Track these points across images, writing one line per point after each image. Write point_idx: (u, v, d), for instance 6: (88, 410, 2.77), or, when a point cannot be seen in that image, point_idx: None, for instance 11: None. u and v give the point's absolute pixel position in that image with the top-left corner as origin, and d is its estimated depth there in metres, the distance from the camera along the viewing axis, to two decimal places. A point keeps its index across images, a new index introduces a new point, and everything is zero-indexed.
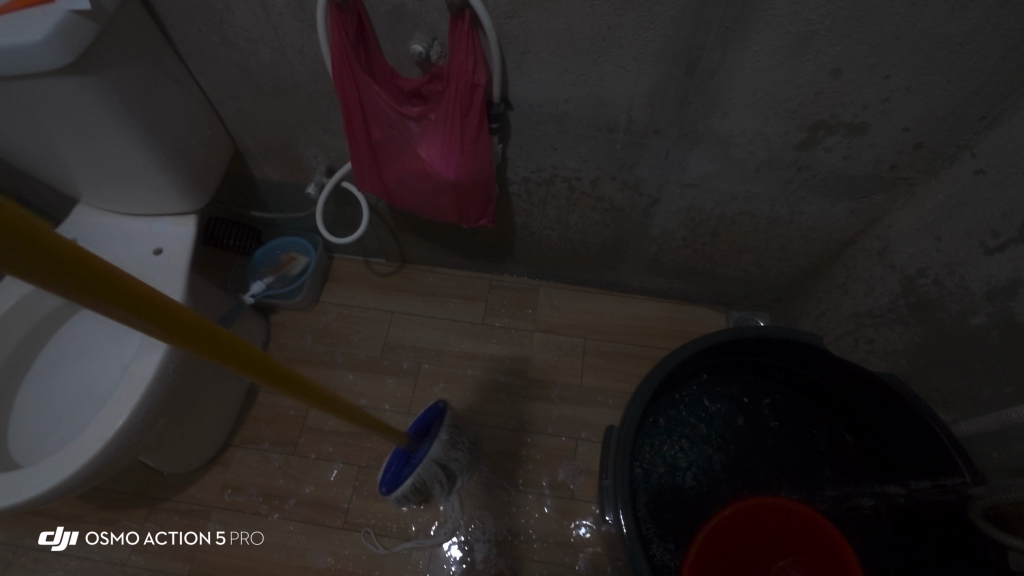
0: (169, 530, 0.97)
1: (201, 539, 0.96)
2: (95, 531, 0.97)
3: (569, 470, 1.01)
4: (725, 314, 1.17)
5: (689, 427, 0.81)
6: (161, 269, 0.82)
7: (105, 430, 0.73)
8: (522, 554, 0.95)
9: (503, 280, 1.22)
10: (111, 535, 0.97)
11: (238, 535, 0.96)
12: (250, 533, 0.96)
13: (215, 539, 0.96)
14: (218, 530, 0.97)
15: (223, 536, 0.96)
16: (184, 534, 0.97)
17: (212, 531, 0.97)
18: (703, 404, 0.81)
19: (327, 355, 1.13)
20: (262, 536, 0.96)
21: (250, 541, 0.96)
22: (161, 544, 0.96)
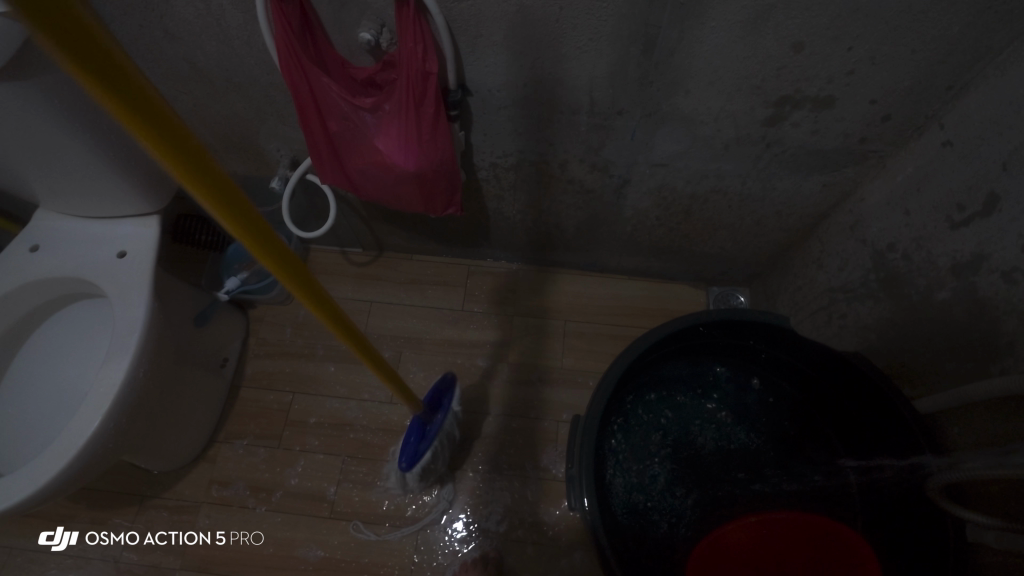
0: (169, 530, 0.98)
1: (200, 539, 0.98)
2: (95, 531, 0.98)
3: (553, 454, 1.03)
4: (705, 291, 1.16)
5: (667, 415, 0.82)
6: (126, 274, 0.82)
7: (77, 438, 0.73)
8: (507, 535, 0.97)
9: (482, 264, 1.20)
10: (110, 534, 0.98)
11: (238, 535, 0.98)
12: (249, 533, 0.98)
13: (215, 539, 0.97)
14: (218, 530, 0.98)
15: (224, 536, 0.98)
16: (184, 534, 0.98)
17: (212, 532, 0.98)
18: (678, 390, 0.83)
19: (308, 347, 1.13)
20: (262, 536, 0.97)
21: (250, 541, 0.97)
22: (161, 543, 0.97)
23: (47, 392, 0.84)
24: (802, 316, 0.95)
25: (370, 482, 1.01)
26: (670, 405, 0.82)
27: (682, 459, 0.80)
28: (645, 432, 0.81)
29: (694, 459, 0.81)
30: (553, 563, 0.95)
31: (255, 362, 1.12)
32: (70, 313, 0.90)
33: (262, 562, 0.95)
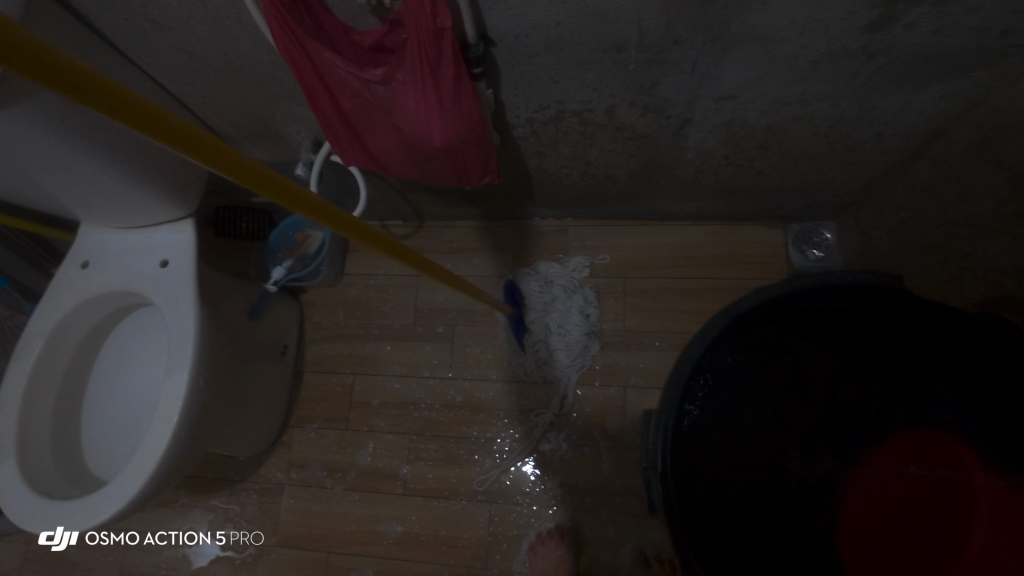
0: (167, 531, 1.06)
1: (201, 539, 1.05)
2: (94, 532, 1.08)
3: (621, 421, 0.98)
4: (783, 229, 1.03)
5: (734, 394, 0.72)
6: (171, 283, 0.81)
7: (153, 451, 0.74)
8: (581, 505, 0.95)
9: (529, 224, 1.11)
10: (110, 535, 1.08)
11: (237, 535, 1.04)
12: (249, 533, 1.04)
13: (211, 539, 1.05)
14: (218, 531, 1.05)
15: (222, 536, 1.04)
16: (183, 534, 1.06)
17: (211, 532, 1.05)
18: (744, 364, 0.72)
19: (362, 328, 1.12)
20: (261, 536, 1.03)
21: (250, 540, 1.03)
22: (161, 543, 1.06)
23: (125, 400, 0.87)
24: (909, 255, 0.80)
25: (438, 459, 1.02)
26: (735, 383, 0.72)
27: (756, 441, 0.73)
28: (715, 419, 0.71)
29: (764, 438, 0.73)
30: (630, 530, 0.93)
31: (313, 347, 1.13)
32: (130, 325, 0.91)
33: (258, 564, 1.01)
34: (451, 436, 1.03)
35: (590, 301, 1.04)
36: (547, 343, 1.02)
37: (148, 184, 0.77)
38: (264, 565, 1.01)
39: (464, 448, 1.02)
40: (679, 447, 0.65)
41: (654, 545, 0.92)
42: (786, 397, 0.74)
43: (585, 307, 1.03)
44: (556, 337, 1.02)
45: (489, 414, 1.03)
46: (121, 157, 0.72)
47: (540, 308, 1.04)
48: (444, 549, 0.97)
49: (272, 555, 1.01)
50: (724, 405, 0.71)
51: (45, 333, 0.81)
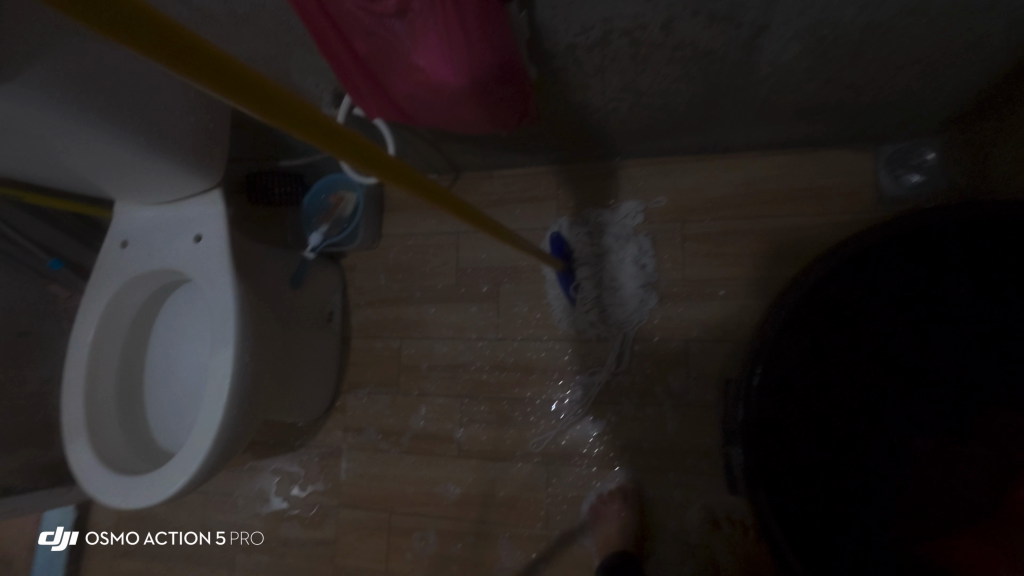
0: (167, 531, 1.14)
1: (201, 539, 1.12)
2: (94, 532, 1.17)
3: (684, 378, 0.91)
4: (873, 153, 0.88)
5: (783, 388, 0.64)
6: (207, 259, 0.79)
7: (207, 428, 0.74)
8: (642, 465, 0.91)
9: (575, 167, 1.01)
10: (110, 535, 1.16)
11: (236, 535, 1.10)
12: (250, 534, 1.09)
13: (213, 537, 1.11)
14: (217, 532, 1.11)
15: (222, 536, 1.11)
16: (183, 534, 1.13)
17: (211, 532, 1.11)
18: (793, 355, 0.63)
19: (405, 291, 1.08)
20: (260, 536, 1.09)
21: (250, 541, 1.09)
22: (162, 543, 1.14)
23: (178, 376, 0.88)
24: None
25: (492, 420, 0.99)
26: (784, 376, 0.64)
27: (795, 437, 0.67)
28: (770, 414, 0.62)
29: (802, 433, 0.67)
30: (697, 491, 0.88)
31: (358, 312, 1.11)
32: (177, 301, 0.91)
33: (260, 562, 1.07)
34: (503, 397, 1.00)
35: (646, 250, 0.95)
36: (599, 299, 0.95)
37: (168, 155, 0.73)
38: (264, 564, 1.07)
39: (518, 409, 0.99)
40: (763, 416, 0.58)
41: (724, 506, 0.87)
42: (816, 392, 0.69)
43: (640, 257, 0.95)
44: (610, 292, 0.95)
45: (542, 374, 0.98)
46: (133, 127, 0.67)
47: (590, 262, 0.97)
48: (504, 510, 0.96)
49: (337, 515, 1.04)
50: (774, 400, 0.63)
51: (96, 313, 0.81)
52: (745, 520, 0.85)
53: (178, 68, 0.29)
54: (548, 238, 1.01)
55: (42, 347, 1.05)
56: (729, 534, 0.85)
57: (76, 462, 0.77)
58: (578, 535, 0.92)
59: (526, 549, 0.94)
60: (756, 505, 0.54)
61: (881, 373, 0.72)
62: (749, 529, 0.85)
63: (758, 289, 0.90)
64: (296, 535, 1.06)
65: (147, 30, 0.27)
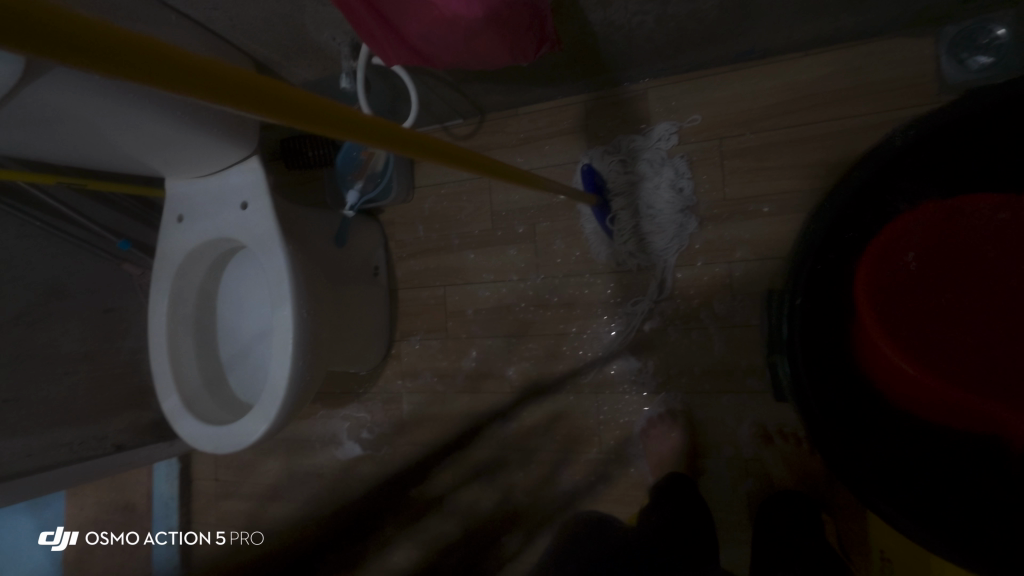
0: (167, 533, 1.32)
1: (201, 539, 1.31)
2: (94, 533, 1.36)
3: (730, 301, 0.90)
4: (936, 36, 0.79)
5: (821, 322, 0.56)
6: (256, 224, 0.83)
7: (279, 379, 0.80)
8: (690, 388, 0.93)
9: (602, 93, 0.97)
10: (110, 536, 1.35)
11: (236, 536, 1.28)
12: (250, 534, 1.27)
13: (214, 539, 1.30)
14: (217, 533, 1.30)
15: (223, 537, 1.30)
16: (184, 535, 1.32)
17: (211, 534, 1.31)
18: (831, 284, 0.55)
19: (443, 239, 1.11)
20: (259, 538, 1.26)
21: (251, 540, 1.27)
22: (163, 542, 1.32)
23: (246, 334, 0.95)
24: None
25: (540, 356, 1.03)
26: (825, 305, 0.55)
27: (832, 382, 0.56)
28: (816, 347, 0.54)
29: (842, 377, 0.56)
30: (747, 409, 0.89)
31: (402, 264, 1.15)
32: (235, 266, 0.97)
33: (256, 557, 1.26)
34: (547, 334, 1.03)
35: (683, 172, 0.92)
36: (637, 229, 0.94)
37: (209, 130, 0.76)
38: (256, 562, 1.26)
39: (565, 344, 1.01)
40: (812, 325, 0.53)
41: (776, 421, 0.87)
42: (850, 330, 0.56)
43: (676, 181, 0.92)
44: (647, 221, 0.94)
45: (586, 309, 1.00)
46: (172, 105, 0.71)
47: (624, 190, 0.95)
48: (559, 438, 1.01)
49: (406, 452, 1.14)
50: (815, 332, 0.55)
51: (167, 283, 0.88)
52: (798, 432, 0.86)
53: (190, 92, 0.30)
54: (579, 173, 0.99)
55: (127, 322, 1.16)
56: (782, 447, 0.87)
57: (172, 415, 0.87)
58: (632, 456, 0.96)
59: (582, 473, 1.00)
60: (807, 414, 0.51)
61: (872, 319, 0.48)
62: (803, 441, 0.85)
63: (805, 201, 0.86)
64: (370, 472, 1.17)
65: (161, 69, 0.28)
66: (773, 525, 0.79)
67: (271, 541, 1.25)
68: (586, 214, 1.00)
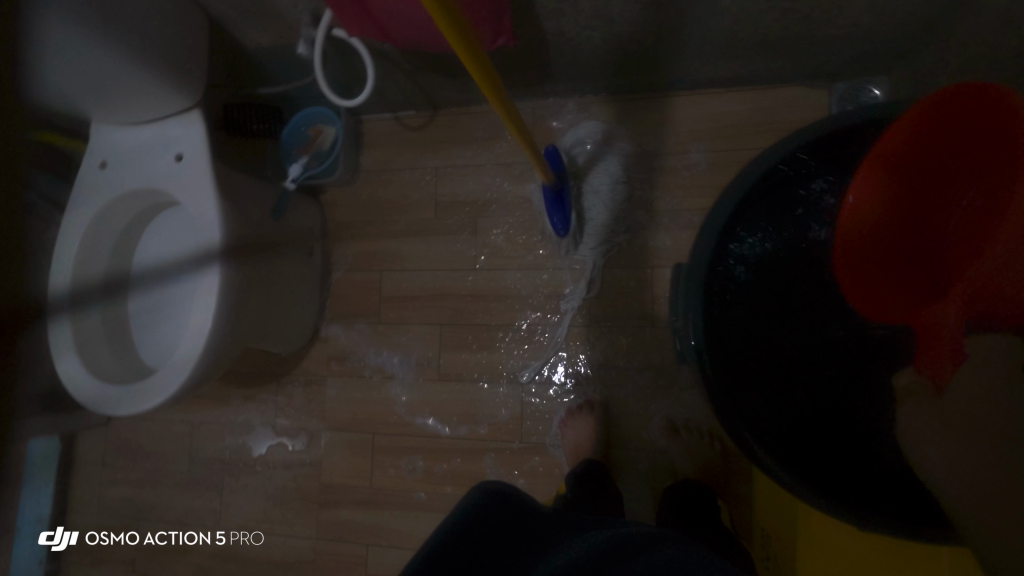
0: (168, 532, 1.15)
1: (202, 539, 1.14)
2: (95, 532, 1.18)
3: (647, 302, 0.98)
4: (826, 90, 0.93)
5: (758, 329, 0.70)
6: (188, 177, 0.81)
7: (196, 338, 0.77)
8: (609, 382, 0.99)
9: (545, 103, 1.05)
10: (111, 535, 1.17)
11: (239, 535, 1.12)
12: (250, 533, 1.11)
13: (217, 538, 1.13)
14: (218, 532, 1.13)
15: (225, 536, 1.12)
16: (185, 535, 1.14)
17: (213, 532, 1.13)
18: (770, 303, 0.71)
19: (386, 224, 1.12)
20: (262, 536, 1.11)
21: (251, 540, 1.11)
22: (162, 543, 1.15)
23: (165, 295, 0.90)
24: None
25: (472, 346, 1.05)
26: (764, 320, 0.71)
27: (767, 376, 0.69)
28: (739, 339, 0.70)
29: (782, 372, 0.70)
30: (658, 403, 0.97)
31: (338, 246, 1.14)
32: (161, 224, 0.93)
33: (261, 558, 1.10)
34: (475, 325, 1.06)
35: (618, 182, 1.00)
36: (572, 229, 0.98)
37: (139, 74, 0.75)
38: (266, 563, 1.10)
39: (496, 336, 1.04)
40: (735, 326, 0.70)
41: (683, 416, 0.95)
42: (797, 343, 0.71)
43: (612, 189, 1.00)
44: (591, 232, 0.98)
45: (518, 302, 1.04)
46: (82, 41, 0.68)
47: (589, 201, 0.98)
48: (484, 428, 1.03)
49: (323, 438, 1.10)
50: (749, 336, 0.70)
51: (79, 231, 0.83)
52: (702, 426, 0.94)
53: None
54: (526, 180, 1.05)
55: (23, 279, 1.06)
56: (686, 440, 0.93)
57: (70, 376, 0.80)
58: (550, 447, 1.00)
59: (508, 465, 1.02)
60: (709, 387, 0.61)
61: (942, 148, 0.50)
62: (705, 434, 0.93)
63: None
64: (285, 459, 1.12)
65: None
66: (677, 507, 0.84)
67: (274, 540, 1.10)
68: (526, 214, 1.05)
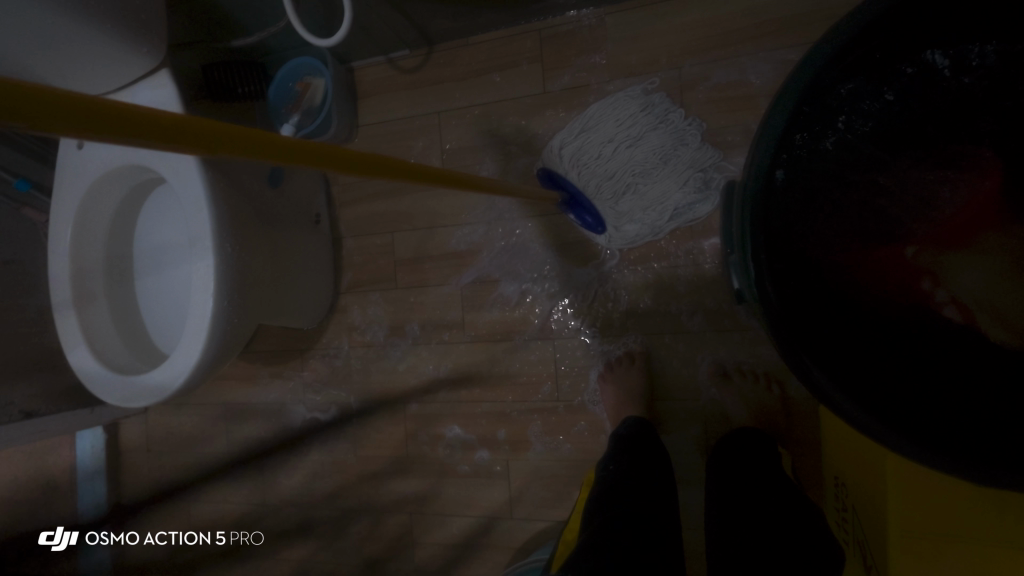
0: (167, 532, 1.20)
1: (201, 539, 1.18)
2: (93, 533, 1.23)
3: (688, 239, 0.88)
4: None
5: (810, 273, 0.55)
6: (168, 147, 0.73)
7: (203, 320, 0.72)
8: (650, 329, 0.90)
9: (556, 21, 0.91)
10: (111, 535, 1.23)
11: (237, 536, 1.15)
12: (249, 534, 1.14)
13: (215, 539, 1.17)
14: (216, 533, 1.17)
15: (223, 537, 1.16)
16: (185, 535, 1.19)
17: (211, 534, 1.17)
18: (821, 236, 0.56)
19: (393, 182, 1.03)
20: (260, 537, 1.14)
21: (251, 541, 1.14)
22: (162, 542, 1.21)
23: (168, 281, 0.86)
24: None
25: (498, 303, 0.98)
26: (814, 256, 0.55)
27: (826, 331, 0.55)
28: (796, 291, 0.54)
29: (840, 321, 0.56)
30: (706, 349, 0.88)
31: (345, 210, 1.07)
32: (154, 203, 0.87)
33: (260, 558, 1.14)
34: (494, 286, 0.98)
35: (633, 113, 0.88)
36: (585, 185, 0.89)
37: (95, 35, 0.67)
38: (263, 562, 1.14)
39: (523, 291, 0.97)
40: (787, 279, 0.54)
41: (734, 360, 0.87)
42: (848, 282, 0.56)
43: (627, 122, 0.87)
44: (630, 196, 0.86)
45: (542, 253, 0.95)
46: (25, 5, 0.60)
47: (601, 173, 0.87)
48: (517, 388, 0.97)
49: (351, 413, 1.08)
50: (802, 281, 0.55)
51: (70, 217, 0.78)
52: (756, 370, 0.85)
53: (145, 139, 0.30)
54: (546, 114, 0.94)
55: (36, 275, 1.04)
56: (740, 385, 0.85)
57: (82, 369, 0.77)
58: (589, 404, 0.94)
59: (550, 428, 0.96)
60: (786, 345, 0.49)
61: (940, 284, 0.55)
62: (762, 379, 0.85)
63: None
64: (319, 435, 1.10)
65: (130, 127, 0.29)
66: (733, 455, 0.77)
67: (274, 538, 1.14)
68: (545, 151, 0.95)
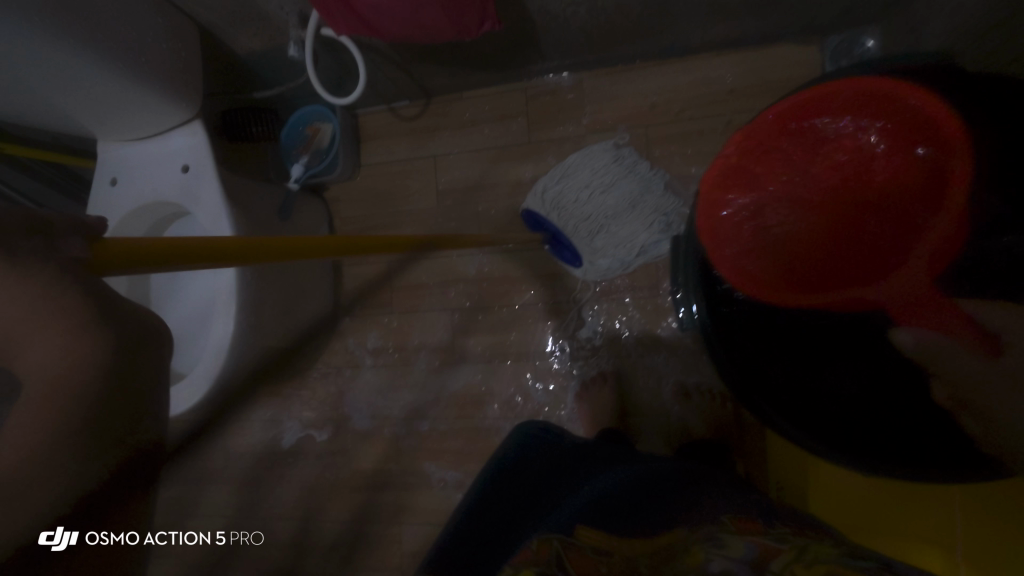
0: (166, 533, 1.24)
1: (202, 539, 1.22)
2: None
3: (652, 273, 1.00)
4: (819, 46, 0.93)
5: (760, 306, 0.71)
6: (197, 188, 0.83)
7: (223, 338, 0.80)
8: (620, 352, 1.01)
9: (539, 82, 1.05)
10: None
11: (237, 536, 1.20)
12: (250, 533, 1.19)
13: (216, 538, 1.21)
14: (216, 533, 1.21)
15: (223, 536, 1.21)
16: (182, 537, 1.24)
17: (211, 533, 1.22)
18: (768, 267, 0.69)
19: (390, 216, 1.14)
20: (259, 538, 1.19)
21: (251, 540, 1.19)
22: (162, 542, 1.24)
23: (184, 305, 0.94)
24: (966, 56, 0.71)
25: (484, 328, 1.08)
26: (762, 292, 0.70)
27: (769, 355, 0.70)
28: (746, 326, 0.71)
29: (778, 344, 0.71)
30: (668, 370, 0.99)
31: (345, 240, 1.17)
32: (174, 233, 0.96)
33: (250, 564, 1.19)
34: (481, 311, 1.09)
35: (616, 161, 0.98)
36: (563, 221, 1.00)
37: (142, 94, 0.77)
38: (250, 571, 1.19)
39: (507, 317, 1.07)
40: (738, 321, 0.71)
41: (693, 379, 0.98)
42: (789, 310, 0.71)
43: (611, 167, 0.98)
44: (603, 235, 0.98)
45: (524, 282, 1.06)
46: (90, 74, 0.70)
47: (578, 214, 0.98)
48: (500, 405, 1.07)
49: (344, 429, 1.15)
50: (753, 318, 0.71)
51: None
52: (713, 388, 0.97)
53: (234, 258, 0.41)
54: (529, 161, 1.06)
55: None
56: (698, 402, 0.97)
57: None
58: (565, 420, 1.03)
59: None
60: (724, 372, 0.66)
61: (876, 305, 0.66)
62: (717, 396, 0.96)
63: None
64: (313, 450, 1.17)
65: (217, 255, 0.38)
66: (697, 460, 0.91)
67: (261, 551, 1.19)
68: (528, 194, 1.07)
